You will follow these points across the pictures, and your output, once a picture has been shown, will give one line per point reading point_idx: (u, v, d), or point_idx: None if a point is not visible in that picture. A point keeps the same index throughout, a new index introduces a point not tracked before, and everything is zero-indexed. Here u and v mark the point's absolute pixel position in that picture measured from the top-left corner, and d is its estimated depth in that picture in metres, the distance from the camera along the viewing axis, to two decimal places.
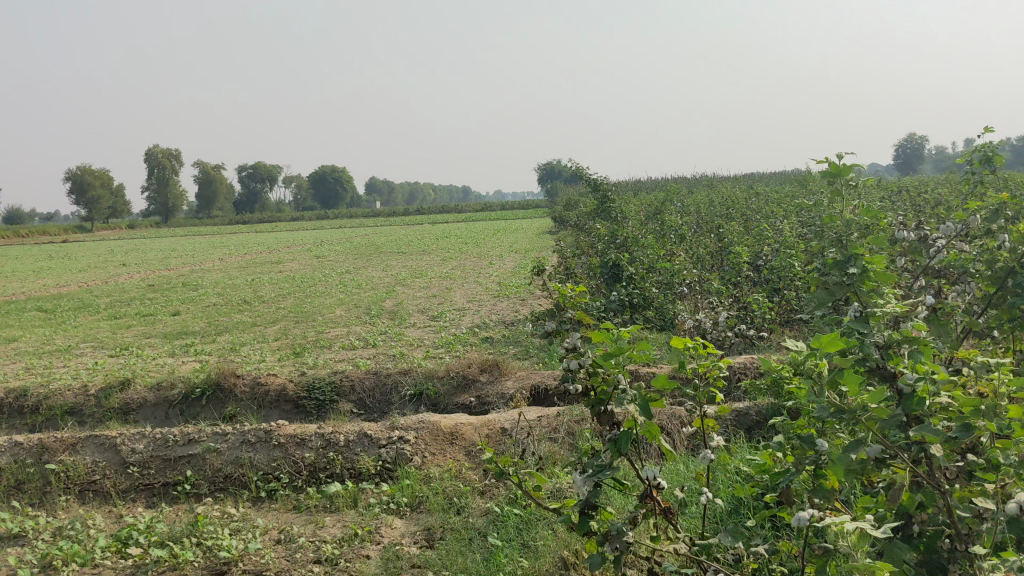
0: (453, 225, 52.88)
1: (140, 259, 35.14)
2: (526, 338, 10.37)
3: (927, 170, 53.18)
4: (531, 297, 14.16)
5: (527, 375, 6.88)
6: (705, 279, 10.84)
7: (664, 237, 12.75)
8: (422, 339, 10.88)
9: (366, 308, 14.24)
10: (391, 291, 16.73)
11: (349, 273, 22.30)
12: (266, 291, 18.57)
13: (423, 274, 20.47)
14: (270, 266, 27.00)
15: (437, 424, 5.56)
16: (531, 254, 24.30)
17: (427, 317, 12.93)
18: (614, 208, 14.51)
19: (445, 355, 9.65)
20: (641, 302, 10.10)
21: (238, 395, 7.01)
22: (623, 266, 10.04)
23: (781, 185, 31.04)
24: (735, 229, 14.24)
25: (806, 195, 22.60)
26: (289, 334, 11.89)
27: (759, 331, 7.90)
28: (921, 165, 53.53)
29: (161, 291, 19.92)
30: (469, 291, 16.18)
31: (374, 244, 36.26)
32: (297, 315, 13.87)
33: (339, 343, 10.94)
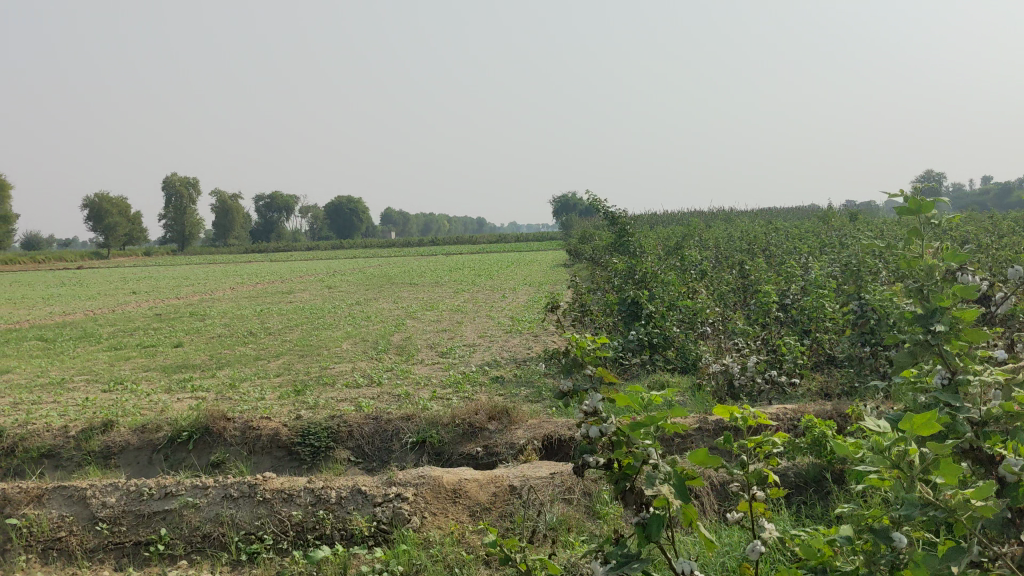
0: (467, 256, 52.49)
1: (151, 286, 34.89)
2: (539, 378, 9.84)
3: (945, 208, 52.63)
4: (545, 334, 13.62)
5: (539, 423, 6.33)
6: (729, 318, 10.28)
7: (684, 273, 12.21)
8: (431, 378, 10.37)
9: (373, 343, 13.74)
10: (400, 325, 16.23)
11: (359, 305, 21.84)
12: (273, 322, 18.11)
13: (434, 307, 19.98)
14: (280, 296, 26.60)
15: (439, 480, 5.02)
16: (546, 288, 23.79)
17: (435, 353, 12.42)
18: (631, 242, 14.02)
19: (453, 396, 9.13)
20: (661, 342, 9.54)
21: (227, 439, 6.50)
22: (642, 304, 9.51)
23: (799, 221, 30.53)
24: (758, 265, 13.70)
25: (828, 231, 22.04)
26: (291, 369, 11.39)
27: (789, 376, 7.35)
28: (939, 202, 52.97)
29: (167, 320, 19.51)
30: (481, 325, 15.66)
31: (386, 275, 35.88)
32: (302, 349, 13.39)
33: (342, 380, 10.43)
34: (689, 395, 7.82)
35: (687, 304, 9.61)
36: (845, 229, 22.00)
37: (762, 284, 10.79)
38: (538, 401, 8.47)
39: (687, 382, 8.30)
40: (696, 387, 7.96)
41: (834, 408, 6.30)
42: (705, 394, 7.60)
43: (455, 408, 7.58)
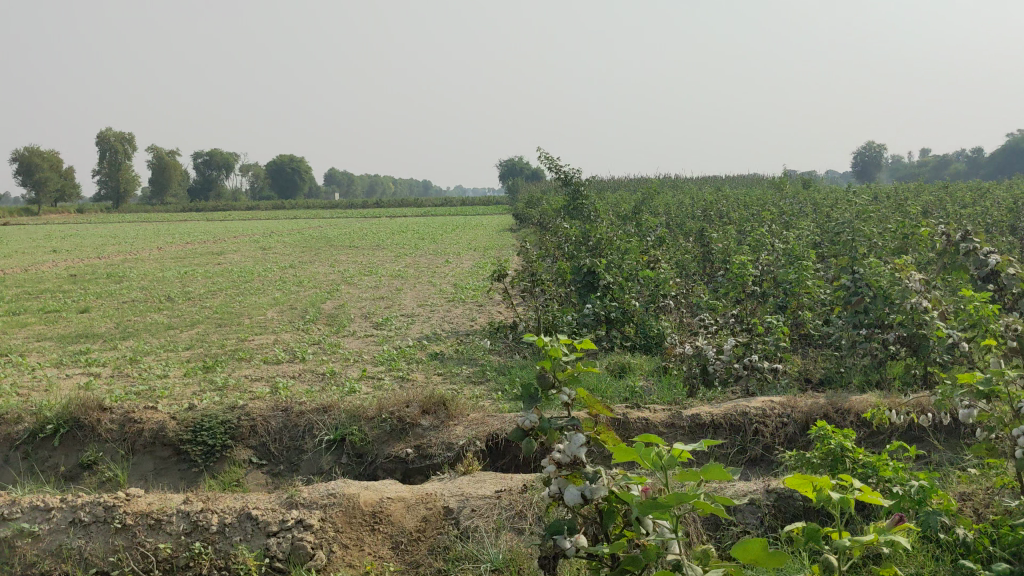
0: (411, 219, 51.02)
1: (73, 246, 33.00)
2: (482, 356, 8.78)
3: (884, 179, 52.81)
4: (489, 304, 12.55)
5: (482, 418, 5.28)
6: (692, 291, 9.32)
7: (643, 239, 11.22)
8: (363, 353, 9.24)
9: (302, 311, 12.53)
10: (334, 291, 15.01)
11: (292, 268, 20.49)
12: (196, 287, 16.73)
13: (372, 272, 18.75)
14: (210, 258, 25.07)
15: (353, 500, 3.94)
16: (491, 254, 22.65)
17: (369, 324, 11.28)
18: (585, 206, 12.96)
19: (385, 377, 8.01)
20: (619, 316, 8.52)
21: (102, 435, 5.32)
22: (600, 273, 8.48)
23: (749, 188, 29.80)
24: (719, 234, 12.76)
25: (782, 199, 21.25)
26: (205, 341, 10.16)
27: (770, 360, 6.40)
28: (878, 174, 53.09)
29: (80, 282, 17.97)
30: (421, 293, 14.53)
31: (325, 237, 34.40)
32: (221, 317, 12.12)
33: (261, 354, 9.26)
34: (655, 379, 6.84)
35: (648, 275, 8.61)
36: (801, 197, 21.20)
37: (729, 255, 9.85)
38: (483, 387, 7.41)
39: (653, 363, 7.32)
40: (663, 370, 6.98)
41: (830, 400, 5.36)
42: (673, 379, 6.62)
43: (386, 395, 6.51)
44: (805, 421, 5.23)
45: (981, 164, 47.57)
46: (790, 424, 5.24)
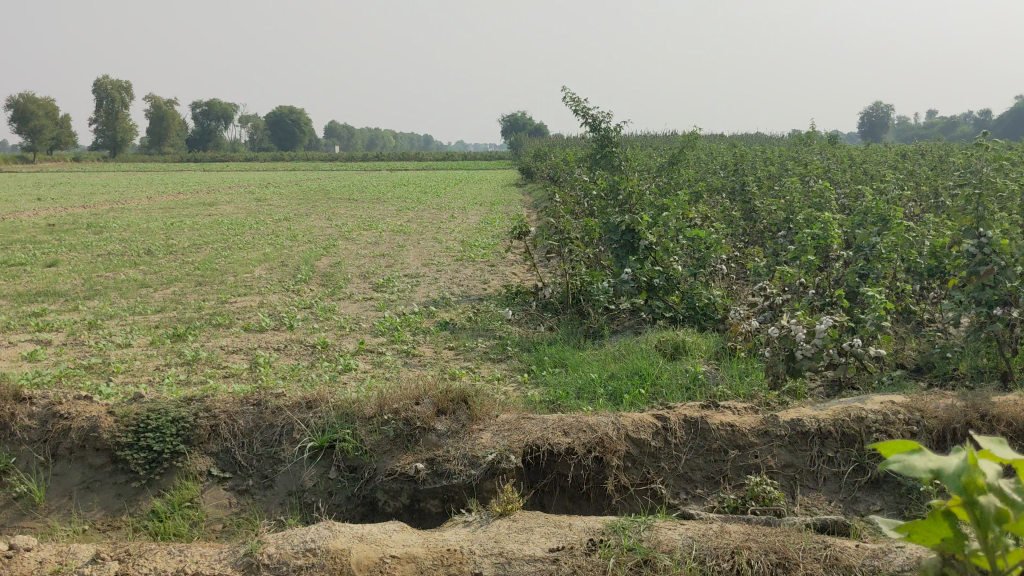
0: (413, 173, 49.43)
1: (60, 193, 31.60)
2: (500, 326, 7.53)
3: (899, 139, 51.24)
4: (502, 265, 11.26)
5: (515, 420, 4.02)
6: (744, 255, 8.02)
7: (680, 193, 9.89)
8: (361, 320, 7.97)
9: (294, 268, 11.25)
10: (330, 246, 13.70)
11: (286, 221, 19.16)
12: (181, 239, 15.41)
13: (372, 226, 17.43)
14: (200, 208, 23.70)
15: (340, 561, 2.69)
16: (499, 210, 21.31)
17: (368, 285, 10.01)
18: (613, 154, 11.61)
19: (388, 353, 6.74)
20: (663, 285, 7.25)
21: (15, 435, 4.03)
22: (643, 231, 7.16)
23: (768, 145, 28.35)
24: (762, 192, 11.40)
25: (812, 154, 19.88)
26: (180, 302, 8.88)
27: (869, 343, 5.14)
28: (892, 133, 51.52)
29: (56, 231, 16.67)
30: (425, 250, 13.24)
31: (324, 188, 33.01)
32: (202, 274, 10.83)
33: (243, 319, 7.99)
34: (719, 365, 5.58)
35: (698, 234, 7.29)
36: (830, 154, 19.75)
37: (787, 216, 8.51)
38: (505, 371, 6.14)
39: (714, 343, 6.05)
40: (727, 352, 5.71)
41: (971, 402, 4.08)
42: (742, 367, 5.37)
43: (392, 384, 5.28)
44: (940, 429, 3.97)
45: (999, 124, 45.92)
46: (920, 435, 3.98)
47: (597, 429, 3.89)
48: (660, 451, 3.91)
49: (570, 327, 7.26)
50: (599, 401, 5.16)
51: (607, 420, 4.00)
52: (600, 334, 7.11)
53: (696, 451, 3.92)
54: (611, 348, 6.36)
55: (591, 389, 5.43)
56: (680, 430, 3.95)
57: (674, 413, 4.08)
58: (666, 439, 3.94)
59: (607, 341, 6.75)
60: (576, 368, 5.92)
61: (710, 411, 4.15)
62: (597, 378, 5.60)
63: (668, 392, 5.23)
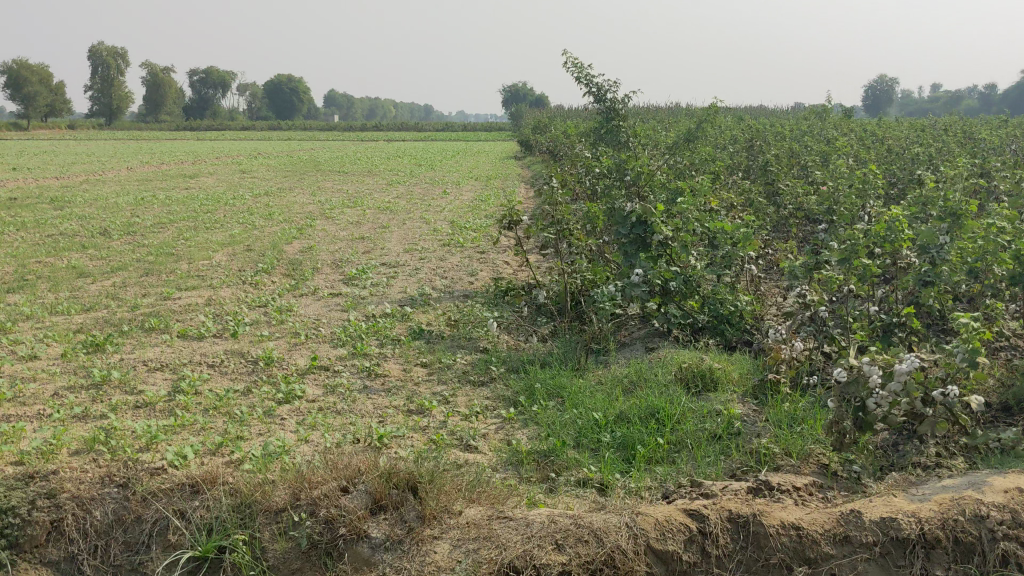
0: (410, 143, 48.05)
1: (38, 163, 30.10)
2: (484, 335, 6.30)
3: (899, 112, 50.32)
4: (494, 252, 10.02)
5: (479, 521, 3.01)
6: (776, 255, 6.77)
7: (697, 174, 8.62)
8: (320, 325, 6.73)
9: (259, 254, 9.99)
10: (306, 228, 12.42)
11: (266, 196, 17.86)
12: (147, 217, 14.11)
13: (358, 204, 16.15)
14: (180, 180, 22.37)
15: None
16: (496, 186, 20.05)
17: (339, 276, 8.77)
18: (620, 127, 10.30)
19: (344, 373, 5.51)
20: (680, 288, 5.99)
21: None
22: (658, 223, 5.89)
23: (778, 118, 27.14)
24: (786, 174, 10.12)
25: (830, 129, 18.61)
26: (115, 298, 7.62)
27: (959, 386, 3.90)
28: (893, 107, 50.42)
29: (13, 207, 15.34)
30: (410, 233, 11.99)
31: (315, 161, 31.60)
32: (155, 261, 9.56)
33: (181, 323, 6.74)
34: (758, 408, 4.37)
35: (724, 227, 6.02)
36: (848, 128, 18.42)
37: (825, 205, 7.25)
38: (486, 402, 4.92)
39: (749, 371, 4.83)
40: (768, 388, 4.48)
41: None
42: (789, 415, 4.14)
43: (338, 450, 4.07)
44: None
45: (1004, 100, 44.83)
46: None
47: (604, 540, 2.79)
48: (695, 570, 2.80)
49: (568, 339, 6.01)
50: (606, 457, 3.95)
51: (620, 523, 2.88)
52: (606, 348, 5.87)
53: (745, 569, 2.80)
54: (620, 372, 5.13)
55: (593, 436, 4.21)
56: (722, 536, 2.85)
57: (714, 508, 2.96)
58: (705, 550, 2.83)
59: (614, 360, 5.51)
60: (575, 401, 4.69)
61: (765, 503, 3.02)
62: (602, 421, 4.36)
63: (694, 445, 4.01)
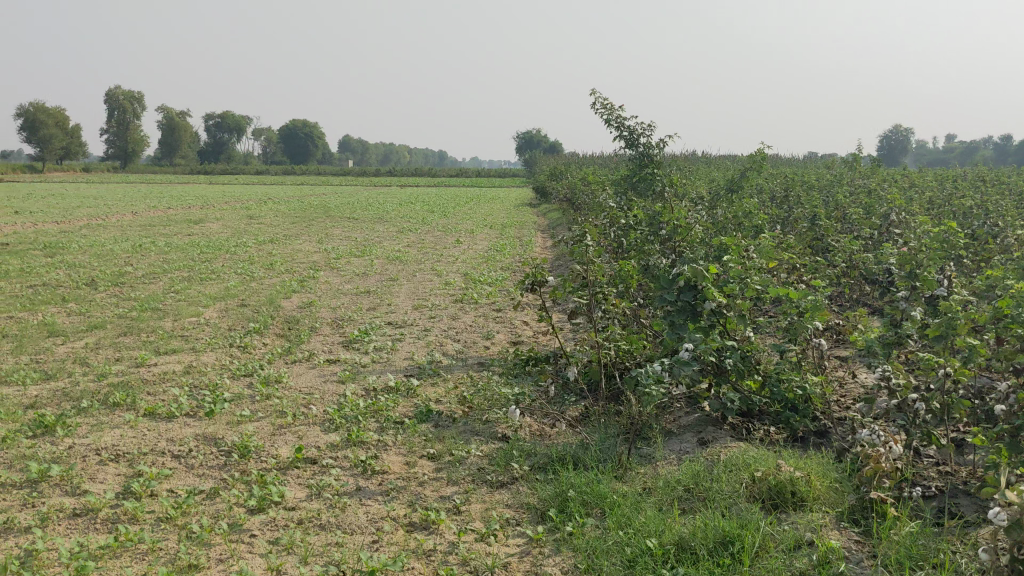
0: (424, 189, 47.47)
1: (46, 205, 29.57)
2: (503, 418, 5.34)
3: (917, 161, 49.78)
4: (511, 311, 9.10)
5: None
6: (845, 327, 5.82)
7: (740, 229, 7.70)
8: (312, 402, 5.79)
9: (254, 311, 9.10)
10: (308, 280, 11.54)
11: (271, 244, 17.06)
12: (142, 265, 13.28)
13: (367, 253, 15.31)
14: (185, 226, 21.66)
15: None
16: (511, 235, 19.22)
17: (339, 338, 7.85)
18: (652, 176, 9.38)
19: (335, 469, 4.56)
20: (738, 367, 5.03)
21: None
22: (710, 290, 4.93)
23: (799, 167, 26.35)
24: (833, 229, 9.21)
25: (862, 180, 17.75)
26: (82, 364, 6.70)
27: None
28: (909, 157, 49.85)
29: (4, 253, 14.55)
30: (420, 287, 11.09)
31: (325, 206, 30.91)
32: (139, 318, 8.66)
33: (151, 398, 5.81)
34: (861, 539, 3.40)
35: (790, 295, 5.07)
36: (880, 178, 17.58)
37: (895, 267, 6.31)
38: (507, 514, 3.96)
39: (839, 484, 3.85)
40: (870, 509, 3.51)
41: None
42: (908, 555, 3.18)
43: None
44: None
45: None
46: None
47: None
48: None
49: (603, 425, 5.04)
50: None
51: None
52: (649, 438, 4.91)
53: None
54: (672, 475, 4.17)
55: (647, 574, 3.24)
56: None
57: None
58: None
59: (662, 456, 4.55)
60: (622, 517, 3.72)
61: None
62: (659, 549, 3.39)
63: None
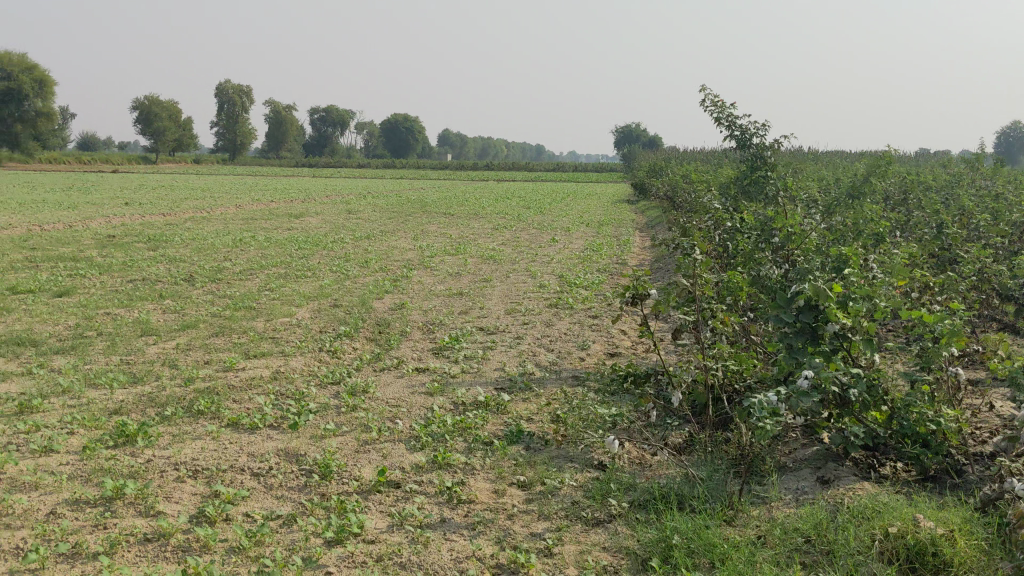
0: (521, 184, 47.16)
1: (155, 197, 30.39)
2: (599, 442, 4.95)
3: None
4: (609, 319, 8.70)
5: None
6: (981, 353, 5.24)
7: (860, 238, 7.13)
8: (399, 416, 5.51)
9: (345, 312, 8.92)
10: (402, 279, 11.35)
11: (368, 240, 17.02)
12: (240, 261, 13.33)
13: (462, 251, 15.09)
14: (286, 220, 21.88)
15: None
16: (609, 234, 18.77)
17: (430, 344, 7.59)
18: (763, 179, 8.84)
19: (419, 496, 4.26)
20: (862, 397, 4.53)
21: None
22: (835, 310, 4.45)
23: (912, 166, 25.12)
24: (961, 237, 8.52)
25: (985, 181, 16.70)
26: (171, 367, 6.58)
27: None
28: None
29: (109, 246, 14.82)
30: (515, 289, 10.78)
31: (422, 201, 30.96)
32: (232, 318, 8.57)
33: (235, 407, 5.62)
34: None
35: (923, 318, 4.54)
36: (1005, 179, 16.51)
37: None
38: (604, 561, 3.59)
39: (987, 544, 3.36)
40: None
41: None
42: None
43: None
44: None
45: None
46: None
47: None
48: None
49: (710, 457, 4.61)
50: None
51: None
52: (761, 472, 4.46)
53: None
54: (790, 521, 3.73)
55: None
56: None
57: None
58: None
59: (775, 496, 4.10)
60: (733, 573, 3.31)
61: None
62: None
63: None
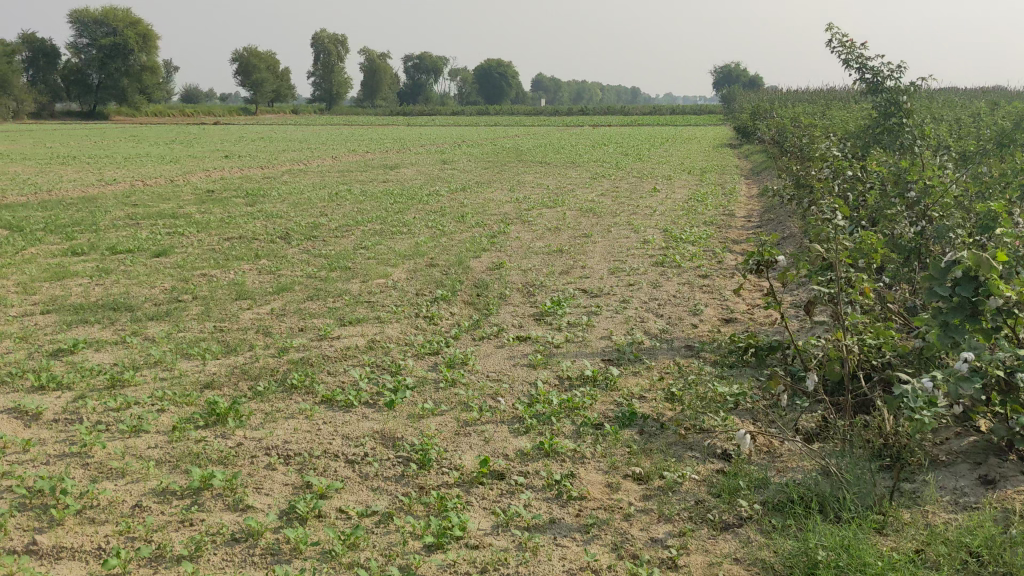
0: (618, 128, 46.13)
1: (254, 150, 30.66)
2: (721, 427, 4.48)
3: None
4: (722, 278, 8.14)
5: None
6: None
7: (1011, 190, 6.38)
8: (501, 393, 5.14)
9: (442, 273, 8.58)
10: (500, 235, 10.96)
11: (464, 192, 16.68)
12: (337, 216, 13.14)
13: (561, 202, 14.60)
14: (382, 171, 21.73)
15: None
16: (714, 181, 17.95)
17: (531, 308, 7.19)
18: (894, 124, 8.05)
19: (525, 491, 3.88)
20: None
21: None
22: (1001, 284, 3.85)
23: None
24: None
25: None
26: (265, 335, 6.35)
27: None
28: None
29: (209, 201, 14.85)
30: (619, 245, 10.27)
31: (518, 149, 30.46)
32: (327, 279, 8.32)
33: (329, 382, 5.33)
34: None
35: None
36: None
37: None
38: None
39: None
40: None
41: None
42: None
43: None
44: None
45: None
46: None
47: None
48: None
49: (849, 448, 4.10)
50: None
51: None
52: (910, 468, 3.93)
53: None
54: (956, 535, 3.20)
55: None
56: None
57: None
58: None
59: (931, 499, 3.58)
60: None
61: None
62: None
63: None
